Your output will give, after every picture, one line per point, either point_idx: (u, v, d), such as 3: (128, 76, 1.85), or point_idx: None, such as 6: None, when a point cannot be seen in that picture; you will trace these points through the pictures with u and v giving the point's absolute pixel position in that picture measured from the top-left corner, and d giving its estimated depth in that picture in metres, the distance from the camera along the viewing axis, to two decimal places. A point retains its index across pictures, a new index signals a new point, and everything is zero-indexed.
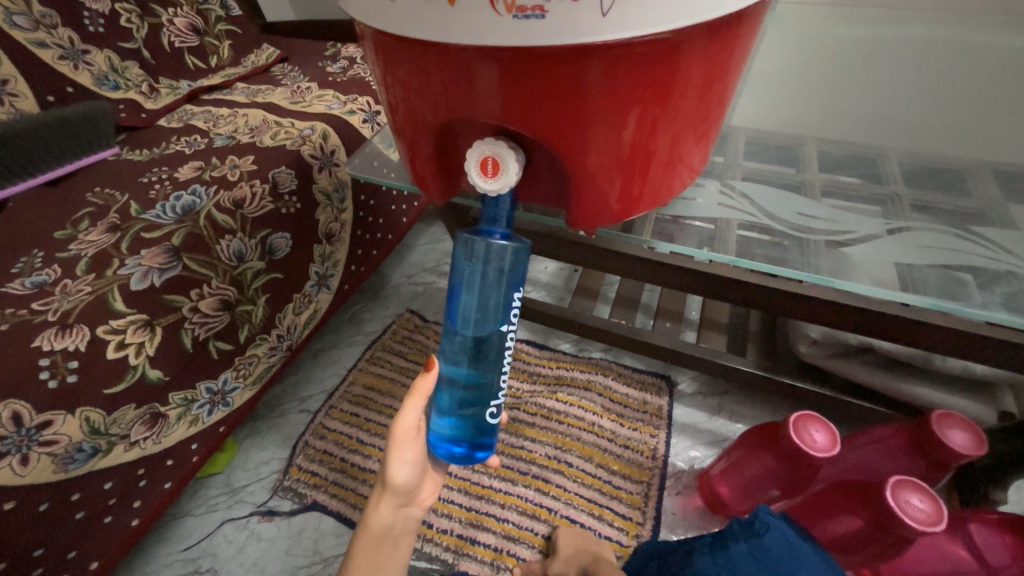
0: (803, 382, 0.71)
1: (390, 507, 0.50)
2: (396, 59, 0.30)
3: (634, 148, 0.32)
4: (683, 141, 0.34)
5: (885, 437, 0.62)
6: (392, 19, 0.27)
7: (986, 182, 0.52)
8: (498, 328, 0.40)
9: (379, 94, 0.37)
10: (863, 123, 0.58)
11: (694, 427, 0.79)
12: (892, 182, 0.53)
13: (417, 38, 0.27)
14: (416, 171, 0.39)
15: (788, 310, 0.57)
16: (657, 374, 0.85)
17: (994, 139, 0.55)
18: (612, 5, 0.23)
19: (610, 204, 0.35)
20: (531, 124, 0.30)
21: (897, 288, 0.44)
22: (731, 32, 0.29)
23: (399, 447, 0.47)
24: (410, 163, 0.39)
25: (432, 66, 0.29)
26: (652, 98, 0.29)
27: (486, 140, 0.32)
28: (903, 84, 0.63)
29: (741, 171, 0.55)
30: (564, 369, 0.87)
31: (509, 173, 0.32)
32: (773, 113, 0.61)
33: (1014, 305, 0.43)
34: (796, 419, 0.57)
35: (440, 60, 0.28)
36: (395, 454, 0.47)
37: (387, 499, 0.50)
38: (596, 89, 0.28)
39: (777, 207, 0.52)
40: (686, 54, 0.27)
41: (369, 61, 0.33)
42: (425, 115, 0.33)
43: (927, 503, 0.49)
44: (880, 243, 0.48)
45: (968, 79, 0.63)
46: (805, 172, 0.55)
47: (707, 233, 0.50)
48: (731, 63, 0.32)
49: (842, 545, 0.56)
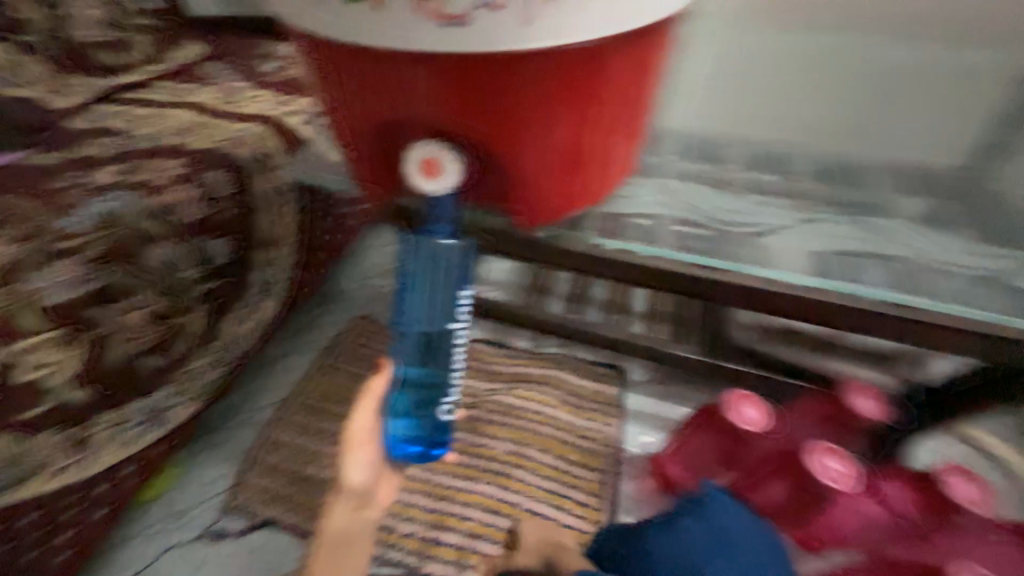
0: (739, 364, 0.76)
1: (347, 513, 0.46)
2: (335, 67, 0.32)
3: (569, 149, 0.34)
4: (615, 143, 0.37)
5: (811, 410, 0.68)
6: (329, 27, 0.29)
7: (879, 178, 0.59)
8: (447, 326, 0.40)
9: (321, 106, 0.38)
10: (780, 125, 0.64)
11: (646, 414, 0.83)
12: (803, 179, 0.59)
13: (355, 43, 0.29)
14: (361, 178, 0.40)
15: None
16: (609, 364, 0.88)
17: (887, 139, 0.63)
18: (533, 15, 0.27)
19: (551, 202, 0.38)
20: (469, 126, 0.32)
21: (808, 275, 0.49)
22: (646, 50, 0.33)
23: (351, 450, 0.44)
24: (355, 171, 0.40)
25: (370, 73, 0.31)
26: (580, 101, 0.32)
27: (424, 141, 0.33)
28: (817, 87, 0.69)
29: (673, 170, 0.59)
30: (520, 365, 0.88)
31: (448, 173, 0.33)
32: (702, 115, 0.65)
33: (901, 285, 0.49)
34: (734, 397, 0.62)
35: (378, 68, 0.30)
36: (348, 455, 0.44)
37: (341, 504, 0.45)
38: (525, 89, 0.30)
39: (705, 203, 0.56)
40: (607, 62, 0.31)
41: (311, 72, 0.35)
42: (367, 119, 0.34)
43: (844, 465, 0.55)
44: (793, 233, 0.53)
45: (882, 78, 0.68)
46: (728, 171, 0.59)
47: (646, 228, 0.53)
48: (650, 74, 0.36)
49: (778, 511, 0.61)
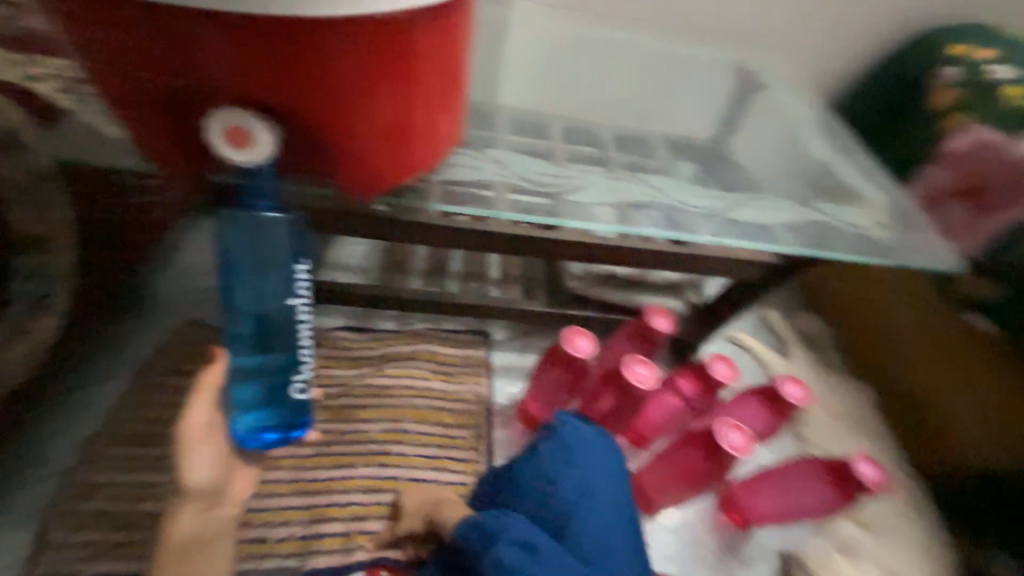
0: (576, 310, 0.88)
1: (194, 511, 0.45)
2: (118, 25, 0.31)
3: (389, 120, 0.37)
4: (435, 116, 0.41)
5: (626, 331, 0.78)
6: None
7: (661, 146, 0.73)
8: (284, 301, 0.41)
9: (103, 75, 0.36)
10: (584, 104, 0.76)
11: (510, 367, 0.92)
12: (606, 148, 0.70)
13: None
14: (166, 152, 0.38)
15: (559, 251, 0.67)
16: (473, 330, 0.94)
17: (664, 113, 0.78)
18: None
19: (379, 170, 0.40)
20: (279, 96, 0.33)
21: (604, 221, 0.56)
22: (451, 29, 0.36)
23: (192, 446, 0.43)
24: (158, 144, 0.38)
25: (161, 31, 0.31)
26: (393, 75, 0.34)
27: (230, 110, 0.32)
28: (612, 69, 0.82)
29: (501, 142, 0.64)
30: (387, 346, 0.88)
31: (262, 145, 0.33)
32: (524, 93, 0.73)
33: (674, 222, 0.58)
34: (567, 332, 0.69)
35: (168, 26, 0.30)
36: (187, 454, 0.43)
37: (187, 505, 0.45)
38: (331, 61, 0.32)
39: (527, 170, 0.61)
40: (414, 39, 0.33)
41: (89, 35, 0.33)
42: (163, 84, 0.33)
43: (650, 370, 0.67)
44: (594, 187, 0.61)
45: (659, 62, 0.84)
46: (548, 143, 0.68)
47: (480, 195, 0.55)
48: (459, 51, 0.39)
49: (609, 418, 0.72)
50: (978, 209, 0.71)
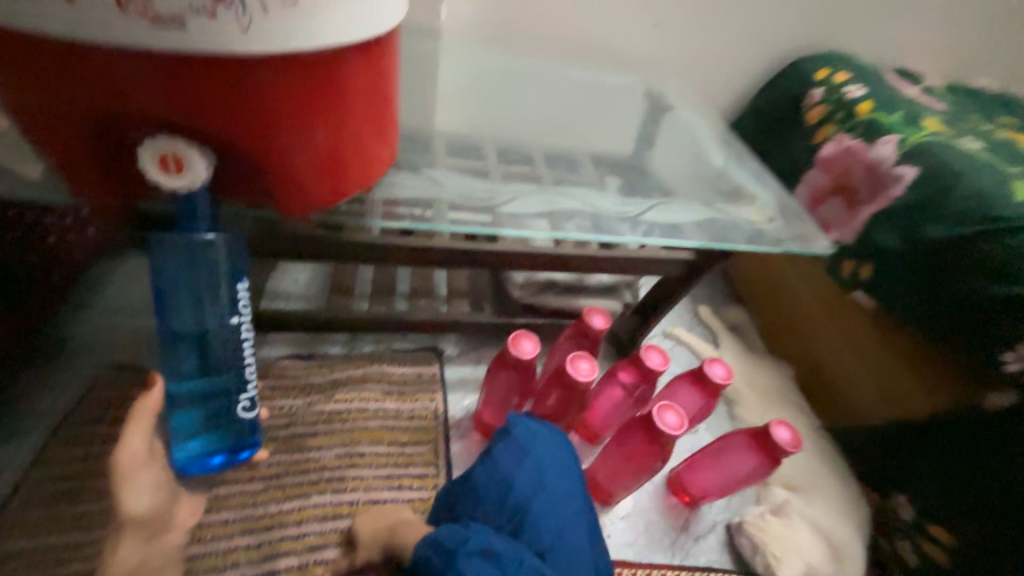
0: (523, 317, 0.93)
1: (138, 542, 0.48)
2: (37, 61, 0.31)
3: (324, 144, 0.39)
4: (370, 140, 0.43)
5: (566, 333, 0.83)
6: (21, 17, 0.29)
7: (587, 162, 0.81)
8: (227, 319, 0.46)
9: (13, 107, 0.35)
10: (514, 126, 0.82)
11: (463, 380, 0.94)
12: (537, 166, 0.76)
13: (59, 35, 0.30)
14: (90, 182, 0.38)
15: (499, 261, 0.71)
16: (425, 347, 0.95)
17: (588, 132, 0.86)
18: (249, 24, 0.31)
19: (318, 193, 0.42)
20: (212, 123, 0.35)
21: (537, 228, 0.62)
22: (377, 61, 0.40)
23: (128, 477, 0.46)
24: (80, 175, 0.38)
25: (83, 67, 0.31)
26: (325, 104, 0.37)
27: (161, 139, 0.35)
28: (537, 95, 0.89)
29: (438, 163, 0.68)
30: (338, 371, 0.87)
31: (196, 170, 0.36)
32: (457, 119, 0.78)
33: (599, 225, 0.65)
34: (513, 336, 0.73)
35: (90, 62, 0.31)
36: (126, 484, 0.46)
37: (129, 536, 0.47)
38: (263, 90, 0.34)
39: (464, 187, 0.65)
40: (342, 70, 0.36)
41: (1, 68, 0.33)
42: (87, 116, 0.34)
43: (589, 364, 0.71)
44: (526, 198, 0.67)
45: (579, 89, 0.93)
46: (483, 162, 0.72)
47: (418, 211, 0.58)
48: (387, 80, 0.43)
49: (556, 414, 0.76)
50: (849, 204, 0.87)
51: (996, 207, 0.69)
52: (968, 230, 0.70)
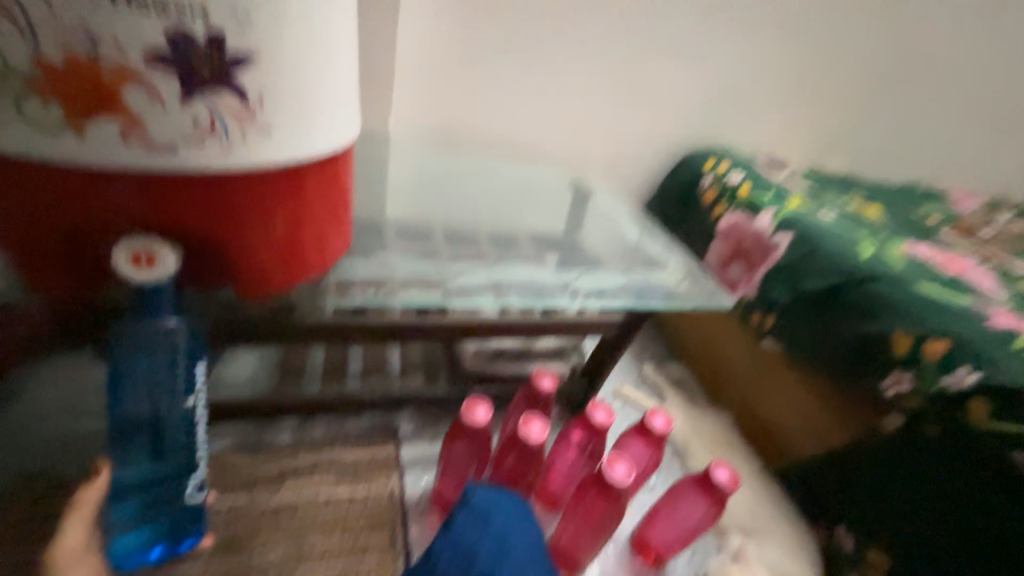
0: (475, 386, 0.96)
1: None
2: (25, 176, 0.36)
3: (285, 237, 0.45)
4: (326, 232, 0.50)
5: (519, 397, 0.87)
6: (20, 143, 0.34)
7: (526, 240, 0.91)
8: (184, 403, 0.48)
9: None
10: (460, 212, 0.92)
11: (421, 459, 0.91)
12: (481, 245, 0.85)
13: (53, 157, 0.34)
14: (57, 277, 0.41)
15: (449, 333, 0.77)
16: (380, 427, 0.94)
17: (526, 215, 0.98)
18: (231, 148, 0.37)
19: (277, 278, 0.47)
20: (184, 223, 0.40)
21: (484, 299, 0.68)
22: (336, 168, 0.47)
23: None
24: (44, 271, 0.41)
25: (68, 181, 0.36)
26: (288, 204, 0.43)
27: (136, 238, 0.39)
28: (479, 186, 1.02)
29: (391, 247, 0.75)
30: (286, 459, 0.85)
31: (165, 264, 0.40)
32: (407, 208, 0.87)
33: (539, 294, 0.73)
34: (467, 403, 0.74)
35: (75, 177, 0.36)
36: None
37: None
38: (234, 196, 0.40)
39: (415, 267, 0.72)
40: (305, 178, 0.43)
41: None
42: (65, 221, 0.38)
43: (542, 426, 0.74)
44: (472, 273, 0.75)
45: (514, 180, 1.07)
46: (433, 244, 0.80)
47: (372, 291, 0.64)
48: (344, 181, 0.50)
49: (513, 479, 0.78)
50: (748, 267, 1.03)
51: (851, 263, 0.87)
52: (834, 281, 0.87)
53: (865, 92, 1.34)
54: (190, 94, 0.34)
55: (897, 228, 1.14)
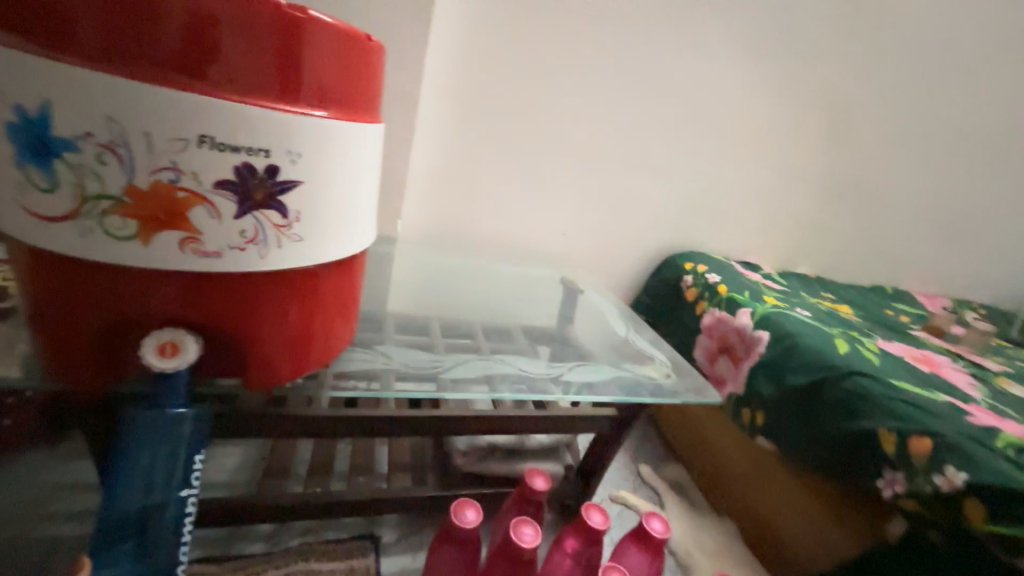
0: (464, 487, 0.92)
1: None
2: (80, 274, 0.40)
3: (297, 330, 0.50)
4: (334, 326, 0.54)
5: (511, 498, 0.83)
6: (84, 248, 0.39)
7: (519, 334, 0.96)
8: (179, 493, 0.47)
9: (42, 301, 0.43)
10: (458, 308, 0.97)
11: (399, 574, 0.84)
12: (477, 339, 0.89)
13: (111, 260, 0.39)
14: (83, 362, 0.45)
15: (442, 427, 0.76)
16: (361, 535, 0.87)
17: (520, 311, 1.04)
18: (266, 254, 0.43)
19: (283, 368, 0.51)
20: (210, 317, 0.44)
21: (478, 391, 0.70)
22: (350, 270, 0.54)
23: None
24: (73, 356, 0.44)
25: (117, 280, 0.41)
26: (305, 301, 0.48)
27: (164, 330, 0.43)
28: (476, 284, 1.09)
29: (390, 341, 0.79)
30: (254, 573, 0.77)
31: (188, 353, 0.43)
32: (408, 305, 0.92)
33: (532, 386, 0.75)
34: (456, 505, 0.71)
35: (124, 277, 0.41)
36: None
37: None
38: (260, 294, 0.45)
39: (412, 360, 0.75)
40: (323, 279, 0.49)
41: (46, 276, 0.42)
42: (104, 314, 0.42)
43: (533, 530, 0.70)
44: (468, 366, 0.78)
45: (509, 279, 1.15)
46: (431, 338, 0.84)
47: (370, 383, 0.66)
48: (355, 281, 0.56)
49: None
50: (733, 362, 1.07)
51: (829, 360, 0.91)
52: (816, 377, 0.90)
53: (823, 206, 1.51)
54: (244, 212, 0.41)
55: (868, 325, 1.21)
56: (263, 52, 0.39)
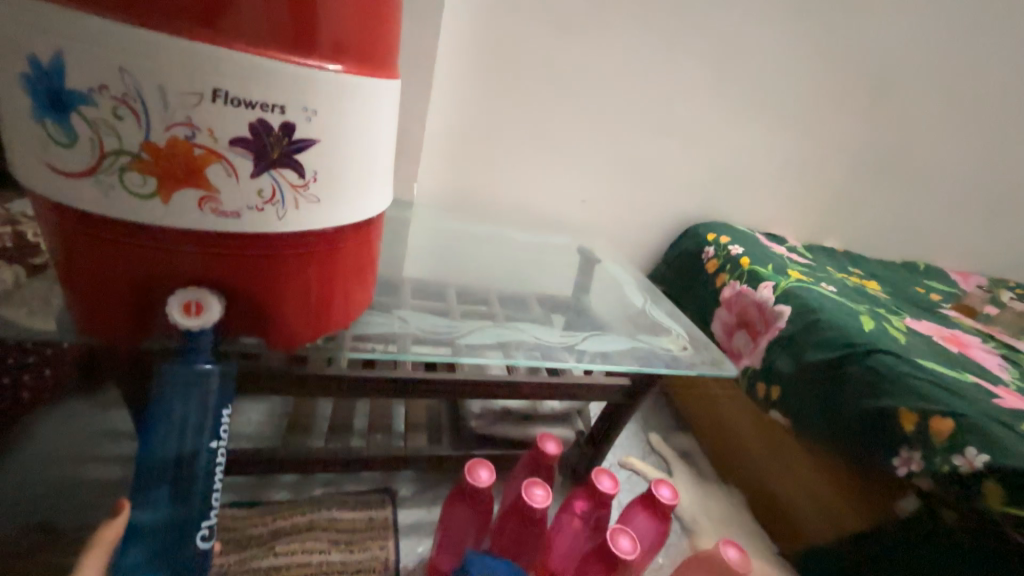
0: (478, 449, 0.95)
1: None
2: (103, 232, 0.41)
3: (316, 293, 0.50)
4: (352, 289, 0.55)
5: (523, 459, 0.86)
6: (107, 206, 0.39)
7: (535, 302, 0.95)
8: (208, 444, 0.48)
9: (70, 259, 0.44)
10: (474, 275, 0.97)
11: (416, 525, 0.89)
12: (492, 306, 0.89)
13: (132, 219, 0.40)
14: (114, 318, 0.46)
15: (458, 391, 0.78)
16: (379, 488, 0.92)
17: (536, 279, 1.03)
18: (284, 215, 0.42)
19: (303, 330, 0.52)
20: (231, 277, 0.45)
21: (492, 357, 0.71)
22: (367, 234, 0.53)
23: None
24: (104, 311, 0.46)
25: (138, 239, 0.41)
26: (323, 263, 0.48)
27: (188, 290, 0.44)
28: (492, 251, 1.08)
29: (407, 306, 0.79)
30: (281, 519, 0.82)
31: (211, 312, 0.44)
32: (425, 271, 0.92)
33: (546, 354, 0.75)
34: (470, 465, 0.74)
35: (146, 236, 0.41)
36: None
37: None
38: (279, 256, 0.45)
39: (429, 325, 0.75)
40: (341, 242, 0.49)
41: (72, 234, 0.42)
42: (130, 273, 0.43)
43: (544, 491, 0.72)
44: (483, 332, 0.78)
45: (525, 247, 1.14)
46: (447, 304, 0.85)
47: (387, 346, 0.67)
48: (373, 244, 0.56)
49: (514, 550, 0.75)
50: (752, 336, 1.06)
51: (853, 337, 0.88)
52: (838, 354, 0.88)
53: (859, 177, 1.43)
54: (260, 171, 0.40)
55: (896, 303, 1.17)
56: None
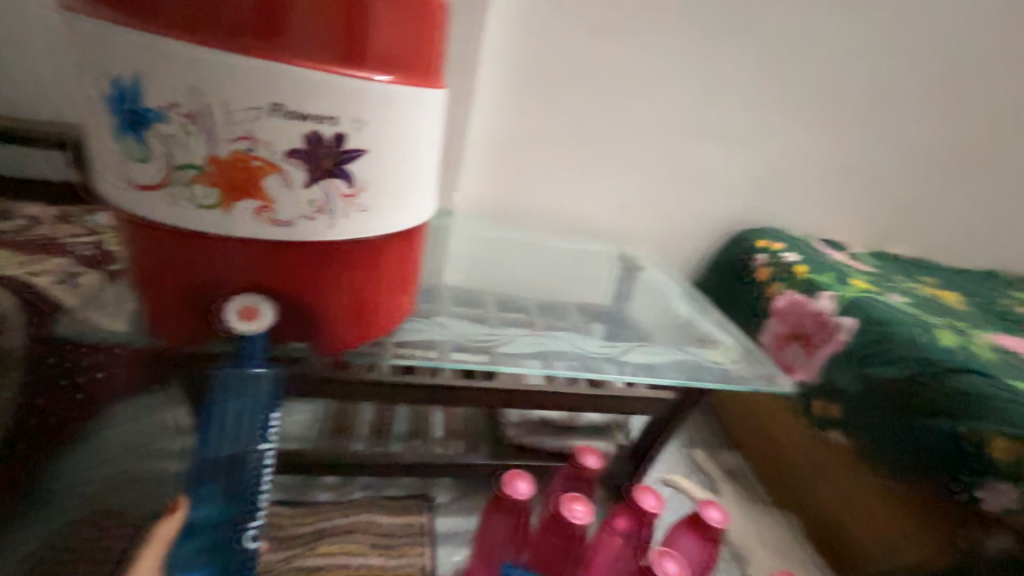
0: (515, 458, 0.94)
1: None
2: (171, 239, 0.43)
3: (361, 299, 0.51)
4: (395, 296, 0.55)
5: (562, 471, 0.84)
6: (175, 215, 0.41)
7: (573, 311, 0.93)
8: (257, 447, 0.50)
9: (143, 265, 0.47)
10: (511, 283, 0.97)
11: (452, 533, 0.88)
12: (530, 314, 0.88)
13: (197, 227, 0.42)
14: (178, 321, 0.49)
15: (496, 399, 0.77)
16: (416, 494, 0.92)
17: (574, 287, 1.01)
18: (334, 224, 0.44)
19: (349, 336, 0.53)
20: (283, 283, 0.46)
21: (532, 365, 0.70)
22: (410, 241, 0.54)
23: None
24: (170, 315, 0.49)
25: (203, 246, 0.43)
26: (369, 270, 0.49)
27: (245, 295, 0.46)
28: (530, 259, 1.07)
29: (445, 313, 0.80)
30: (323, 519, 0.84)
31: (265, 317, 0.46)
32: (464, 278, 0.92)
33: (587, 364, 0.73)
34: (508, 475, 0.72)
35: (209, 243, 0.43)
36: None
37: None
38: (328, 263, 0.46)
39: (467, 332, 0.75)
40: (385, 249, 0.50)
41: (145, 241, 0.45)
42: (194, 278, 0.45)
43: (584, 508, 0.70)
44: (521, 340, 0.77)
45: (563, 254, 1.12)
46: (485, 311, 0.84)
47: (426, 353, 0.67)
48: (416, 252, 0.56)
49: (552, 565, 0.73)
50: (808, 349, 0.99)
51: (927, 353, 0.80)
52: (911, 371, 0.80)
53: (926, 178, 1.32)
54: (313, 181, 0.41)
55: (975, 315, 1.05)
56: (330, 17, 0.38)
